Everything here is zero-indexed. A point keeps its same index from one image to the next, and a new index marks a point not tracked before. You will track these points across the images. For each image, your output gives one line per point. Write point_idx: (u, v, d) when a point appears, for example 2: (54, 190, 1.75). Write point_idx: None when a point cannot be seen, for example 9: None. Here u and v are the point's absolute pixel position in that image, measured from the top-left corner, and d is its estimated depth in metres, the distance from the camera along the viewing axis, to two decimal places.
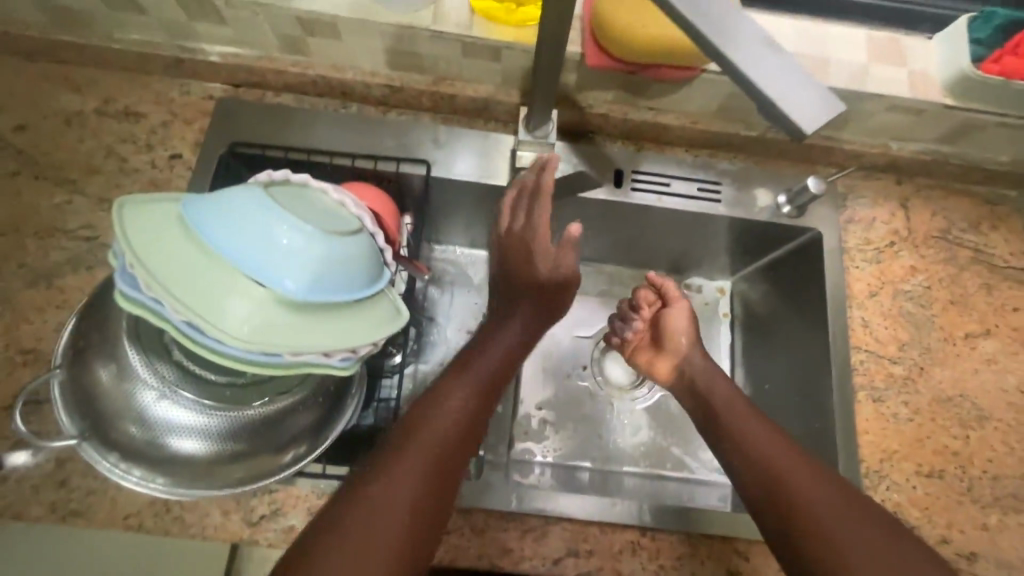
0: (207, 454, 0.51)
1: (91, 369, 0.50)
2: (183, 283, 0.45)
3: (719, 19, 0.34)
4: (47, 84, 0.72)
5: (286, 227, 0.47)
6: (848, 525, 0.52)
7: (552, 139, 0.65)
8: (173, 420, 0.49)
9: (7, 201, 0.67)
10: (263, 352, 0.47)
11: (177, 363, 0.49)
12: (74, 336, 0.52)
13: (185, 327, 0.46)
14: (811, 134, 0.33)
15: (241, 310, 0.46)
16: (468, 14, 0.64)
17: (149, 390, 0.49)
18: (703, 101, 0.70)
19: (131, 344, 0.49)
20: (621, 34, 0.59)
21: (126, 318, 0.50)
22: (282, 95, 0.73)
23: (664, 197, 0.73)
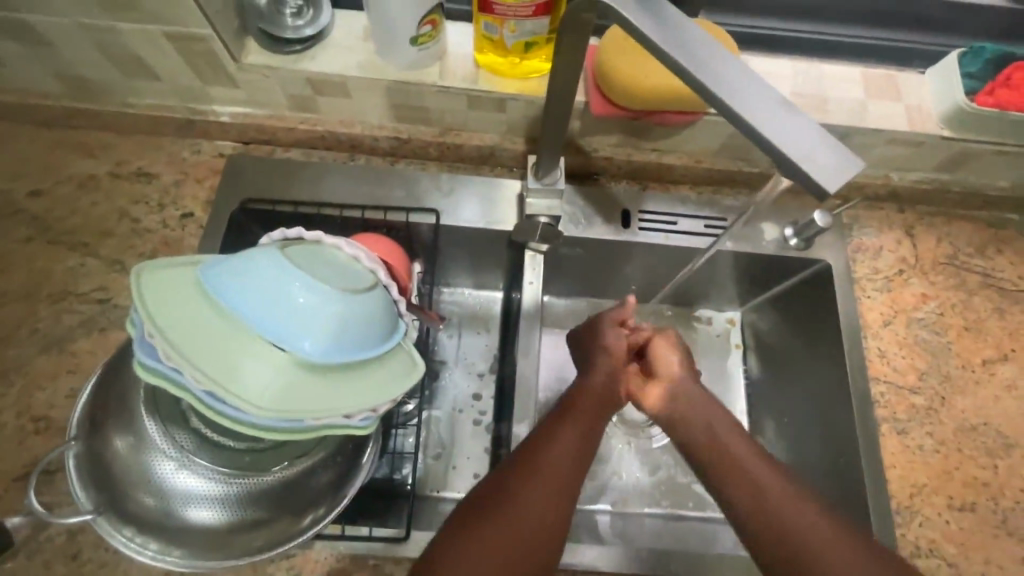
0: (227, 523, 0.49)
1: (107, 439, 0.49)
2: (203, 352, 0.45)
3: (736, 86, 0.37)
4: (61, 149, 0.73)
5: (302, 287, 0.47)
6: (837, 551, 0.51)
7: (561, 186, 0.66)
8: (191, 489, 0.48)
9: (20, 267, 0.67)
10: (286, 418, 0.46)
11: (194, 431, 0.49)
12: (90, 405, 0.52)
13: (206, 395, 0.45)
14: (832, 191, 0.35)
15: (261, 376, 0.45)
16: (473, 68, 0.65)
17: (167, 460, 0.48)
18: (706, 142, 0.72)
19: (150, 414, 0.49)
20: (626, 87, 0.60)
21: (144, 386, 0.50)
22: (291, 151, 0.74)
23: (672, 235, 0.74)
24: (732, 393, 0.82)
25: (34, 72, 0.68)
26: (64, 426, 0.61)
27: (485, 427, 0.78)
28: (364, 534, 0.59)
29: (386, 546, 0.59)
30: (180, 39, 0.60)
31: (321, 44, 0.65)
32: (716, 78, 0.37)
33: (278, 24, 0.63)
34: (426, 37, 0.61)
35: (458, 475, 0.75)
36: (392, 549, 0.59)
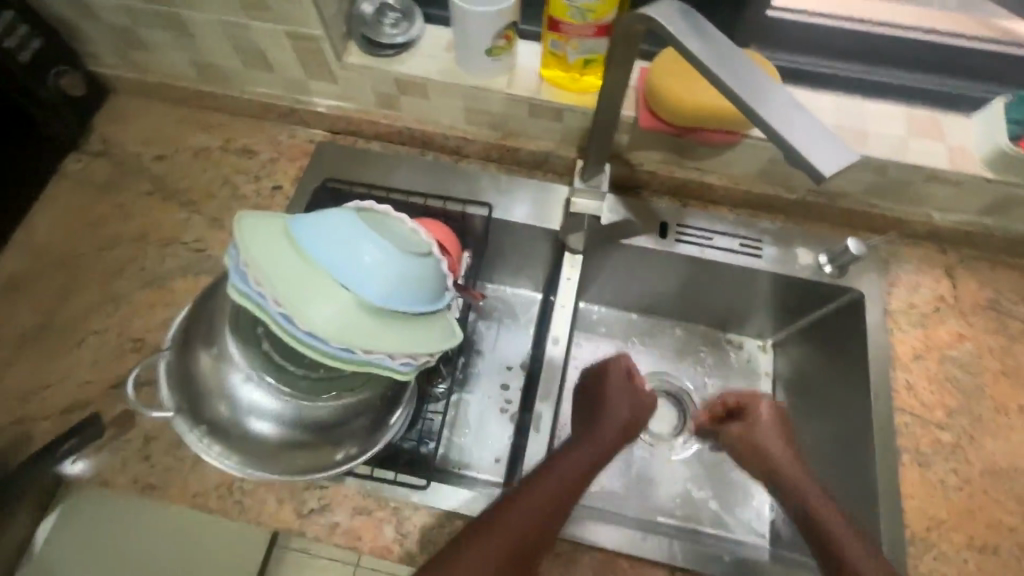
0: (277, 438, 0.57)
1: (195, 349, 0.58)
2: (284, 280, 0.54)
3: (757, 88, 0.43)
4: (186, 125, 0.87)
5: (369, 243, 0.55)
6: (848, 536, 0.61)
7: (604, 189, 0.71)
8: (253, 402, 0.56)
9: (140, 215, 0.80)
10: (339, 346, 0.53)
11: (264, 351, 0.57)
12: (186, 322, 0.61)
13: (280, 318, 0.53)
14: (829, 177, 0.40)
15: (327, 309, 0.53)
16: (538, 81, 0.73)
17: (239, 372, 0.56)
18: (747, 165, 0.76)
19: (230, 332, 0.57)
20: (671, 104, 0.67)
21: (227, 310, 0.59)
22: (371, 143, 0.85)
23: (707, 249, 0.79)
24: None
25: (175, 60, 0.81)
26: (154, 349, 0.71)
27: (510, 417, 0.82)
28: (389, 478, 0.65)
29: (410, 493, 0.64)
30: (297, 38, 0.72)
31: (410, 51, 0.75)
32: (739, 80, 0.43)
33: (378, 31, 0.74)
34: (500, 49, 0.70)
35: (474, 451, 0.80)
36: (414, 495, 0.64)
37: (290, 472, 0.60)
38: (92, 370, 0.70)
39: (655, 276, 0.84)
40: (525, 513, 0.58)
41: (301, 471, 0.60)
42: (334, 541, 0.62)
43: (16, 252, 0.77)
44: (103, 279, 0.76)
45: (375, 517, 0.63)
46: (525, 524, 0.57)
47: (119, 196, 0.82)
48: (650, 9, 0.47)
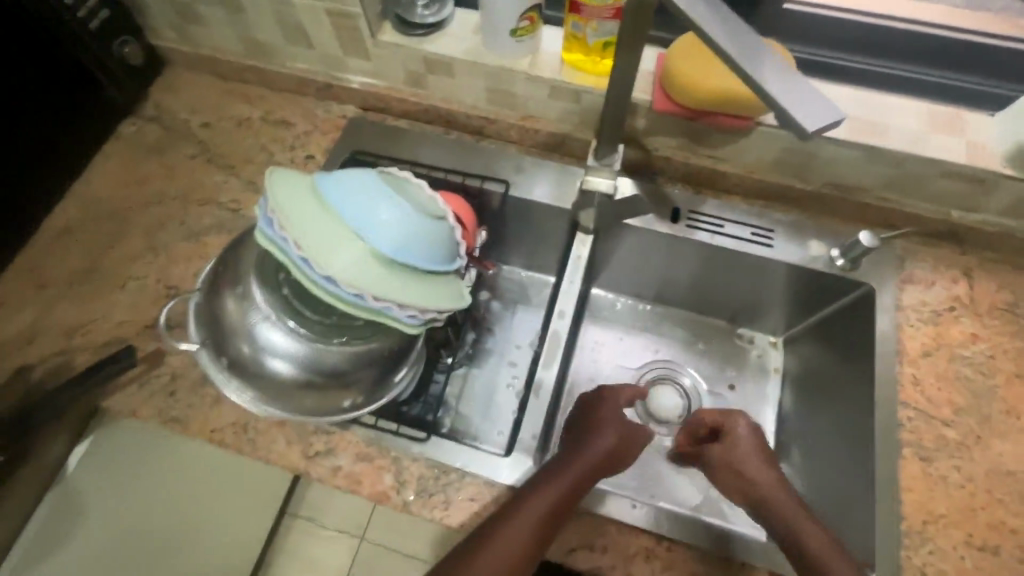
0: (290, 377, 0.61)
1: (223, 290, 0.63)
2: (307, 227, 0.58)
3: (748, 48, 0.43)
4: (231, 97, 0.93)
5: (386, 202, 0.60)
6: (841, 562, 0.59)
7: (617, 167, 0.72)
8: (270, 341, 0.60)
9: (183, 175, 0.87)
10: (351, 291, 0.57)
11: (284, 296, 0.61)
12: (216, 268, 0.66)
13: (299, 263, 0.57)
14: (816, 136, 0.39)
15: (343, 256, 0.57)
16: (559, 64, 0.76)
17: (260, 314, 0.60)
18: (762, 154, 0.77)
19: (254, 275, 0.62)
20: (685, 88, 0.68)
21: (254, 256, 0.63)
22: (400, 120, 0.90)
23: (718, 236, 0.80)
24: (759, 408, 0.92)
25: (225, 35, 0.88)
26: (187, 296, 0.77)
27: (516, 392, 0.84)
28: (393, 428, 0.68)
29: (408, 444, 0.67)
30: (337, 15, 0.77)
31: (441, 32, 0.79)
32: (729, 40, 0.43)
33: (411, 11, 0.78)
34: (524, 30, 0.73)
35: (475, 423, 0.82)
36: (411, 446, 0.67)
37: (302, 413, 0.64)
38: (130, 312, 0.76)
39: (668, 261, 0.86)
40: (517, 528, 0.56)
41: (310, 413, 0.64)
42: (336, 483, 0.66)
43: (72, 202, 0.85)
44: (146, 231, 0.82)
45: (375, 464, 0.66)
46: (516, 542, 0.55)
47: (166, 158, 0.88)
48: None
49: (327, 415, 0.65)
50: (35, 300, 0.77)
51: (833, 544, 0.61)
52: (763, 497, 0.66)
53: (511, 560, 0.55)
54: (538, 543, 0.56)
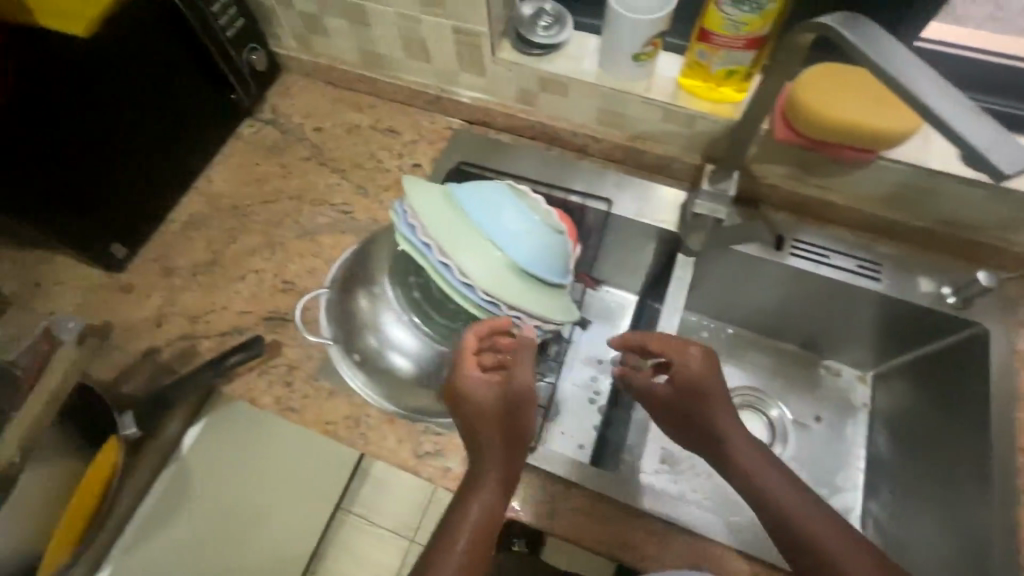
0: (413, 375, 0.68)
1: (356, 289, 0.70)
2: (446, 233, 0.60)
3: (935, 91, 0.45)
4: (342, 104, 0.98)
5: (513, 210, 0.62)
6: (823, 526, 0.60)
7: (732, 193, 0.74)
8: (397, 338, 0.67)
9: (298, 176, 0.91)
10: (484, 296, 0.59)
11: (413, 297, 0.67)
12: (347, 268, 0.74)
13: (438, 266, 0.60)
14: (1009, 176, 0.41)
15: (481, 262, 0.60)
16: (675, 88, 0.78)
17: (390, 312, 0.67)
18: (875, 187, 0.76)
19: (387, 278, 0.68)
20: (813, 118, 0.69)
21: (386, 261, 0.69)
22: (502, 134, 0.93)
23: (823, 266, 0.80)
24: (847, 444, 0.91)
25: (346, 46, 0.92)
26: (301, 291, 0.81)
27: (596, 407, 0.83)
28: (499, 436, 0.71)
29: None
30: (463, 33, 0.80)
31: (558, 52, 0.82)
32: (912, 82, 0.45)
33: (531, 31, 0.81)
34: (647, 55, 0.75)
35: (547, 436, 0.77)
36: None
37: (417, 410, 0.70)
38: (250, 302, 0.81)
39: (766, 289, 0.87)
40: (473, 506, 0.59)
41: (425, 410, 0.70)
42: (445, 484, 0.68)
43: (195, 197, 0.90)
44: (264, 227, 0.86)
45: None
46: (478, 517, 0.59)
47: (282, 159, 0.93)
48: (824, 18, 0.50)
49: (439, 413, 0.71)
50: (163, 287, 0.82)
51: (801, 494, 0.62)
52: (729, 454, 0.67)
53: (478, 529, 0.59)
54: (493, 511, 0.60)
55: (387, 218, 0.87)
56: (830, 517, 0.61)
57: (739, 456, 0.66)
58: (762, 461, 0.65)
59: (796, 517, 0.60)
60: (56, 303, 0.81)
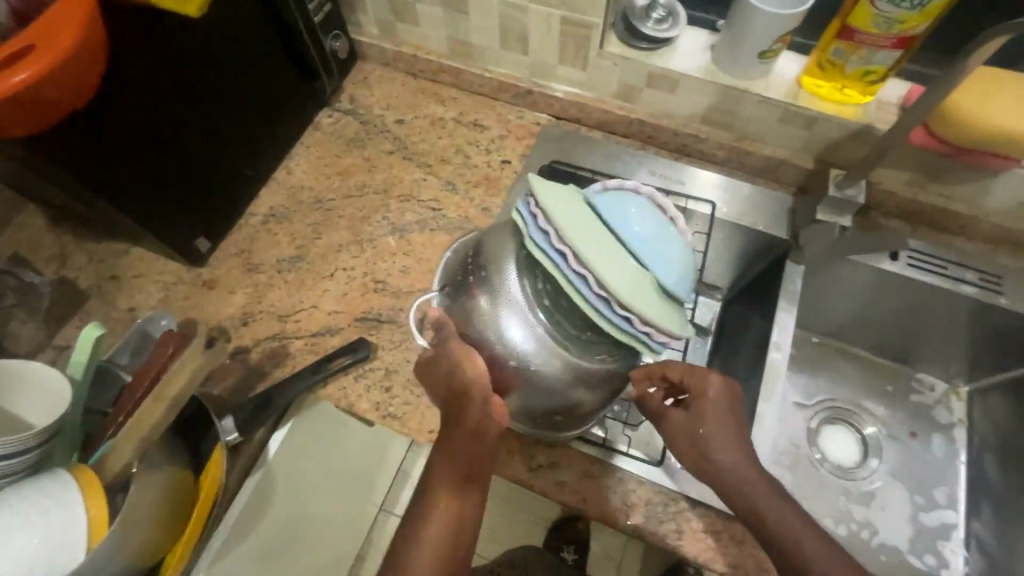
0: (539, 391, 0.59)
1: (475, 285, 0.59)
2: (581, 233, 0.52)
3: None
4: (423, 95, 0.94)
5: (635, 207, 0.56)
6: (826, 560, 0.54)
7: (861, 200, 0.71)
8: (513, 352, 0.56)
9: (383, 171, 0.87)
10: (617, 310, 0.52)
11: (540, 299, 0.57)
12: (461, 261, 0.64)
13: (574, 276, 0.52)
14: None
15: (621, 274, 0.52)
16: (796, 88, 0.74)
17: (510, 313, 0.57)
18: (1003, 197, 0.73)
19: (503, 282, 0.58)
20: (954, 123, 0.66)
21: (507, 258, 0.58)
22: (593, 131, 0.89)
23: (942, 278, 0.77)
24: (946, 460, 0.89)
25: (435, 34, 0.88)
26: (396, 292, 0.78)
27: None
28: (623, 449, 0.67)
29: (641, 465, 0.66)
30: (572, 24, 0.76)
31: (669, 47, 0.78)
32: None
33: (642, 22, 0.77)
34: (773, 53, 0.71)
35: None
36: (646, 470, 0.66)
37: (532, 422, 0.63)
38: (342, 302, 0.77)
39: (872, 301, 0.84)
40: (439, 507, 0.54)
41: (538, 423, 0.63)
42: (560, 498, 0.65)
43: (275, 188, 0.86)
44: (351, 223, 0.83)
45: (600, 483, 0.65)
46: (449, 522, 0.54)
47: (365, 151, 0.89)
48: None
49: (554, 426, 0.64)
50: (247, 283, 0.79)
51: (803, 522, 0.57)
52: (727, 481, 0.59)
53: (443, 535, 0.54)
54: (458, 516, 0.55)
55: (478, 216, 0.84)
56: (829, 549, 0.55)
57: (740, 484, 0.58)
58: (769, 495, 0.58)
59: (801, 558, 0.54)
60: (137, 298, 0.78)
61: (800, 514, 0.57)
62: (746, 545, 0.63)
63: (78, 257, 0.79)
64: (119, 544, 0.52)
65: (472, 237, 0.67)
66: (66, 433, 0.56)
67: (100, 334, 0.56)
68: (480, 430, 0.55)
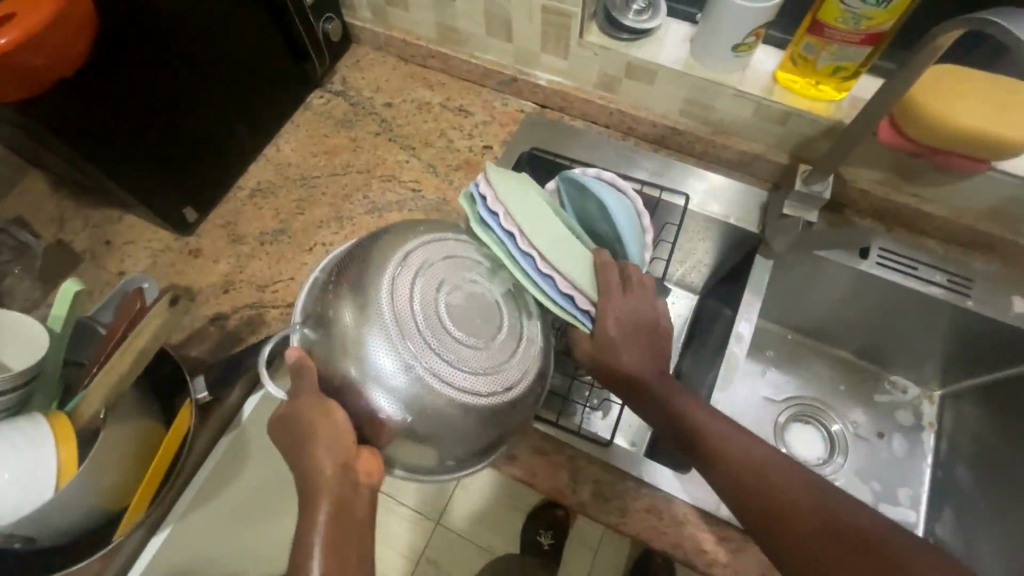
0: (428, 429, 0.52)
1: (340, 314, 0.53)
2: (526, 212, 0.57)
3: None
4: (412, 80, 0.96)
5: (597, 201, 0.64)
6: (756, 454, 0.56)
7: (825, 196, 0.72)
8: (408, 369, 0.51)
9: (368, 152, 0.90)
10: (553, 280, 0.56)
11: (421, 330, 0.52)
12: (326, 286, 0.57)
13: (515, 253, 0.56)
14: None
15: (562, 250, 0.57)
16: (770, 82, 0.75)
17: (386, 344, 0.51)
18: (974, 199, 0.74)
19: (386, 302, 0.52)
20: (920, 122, 0.66)
21: (385, 281, 0.53)
22: (575, 121, 0.91)
23: (910, 278, 0.77)
24: (911, 460, 0.89)
25: (424, 19, 0.90)
26: None
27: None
28: (573, 428, 0.70)
29: (589, 445, 0.68)
30: (553, 12, 0.77)
31: (648, 38, 0.79)
32: None
33: (623, 14, 0.78)
34: (747, 46, 0.72)
35: (601, 424, 0.76)
36: (593, 448, 0.68)
37: (425, 468, 0.56)
38: (320, 275, 0.81)
39: (844, 298, 0.84)
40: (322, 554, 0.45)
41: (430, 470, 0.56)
42: (512, 472, 0.68)
43: (263, 164, 0.89)
44: (333, 200, 0.86)
45: (550, 459, 0.68)
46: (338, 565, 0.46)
47: (352, 132, 0.92)
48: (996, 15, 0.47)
49: (450, 470, 0.57)
50: (230, 253, 0.82)
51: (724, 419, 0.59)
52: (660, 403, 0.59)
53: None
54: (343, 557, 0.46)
55: (456, 199, 0.86)
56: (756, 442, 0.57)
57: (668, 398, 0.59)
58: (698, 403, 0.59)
59: (745, 457, 0.55)
60: (126, 262, 0.82)
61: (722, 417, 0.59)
62: (688, 525, 0.65)
63: (74, 221, 0.83)
64: (89, 483, 0.56)
65: (341, 255, 0.59)
66: (46, 378, 0.60)
67: (80, 289, 0.59)
68: (344, 507, 0.48)
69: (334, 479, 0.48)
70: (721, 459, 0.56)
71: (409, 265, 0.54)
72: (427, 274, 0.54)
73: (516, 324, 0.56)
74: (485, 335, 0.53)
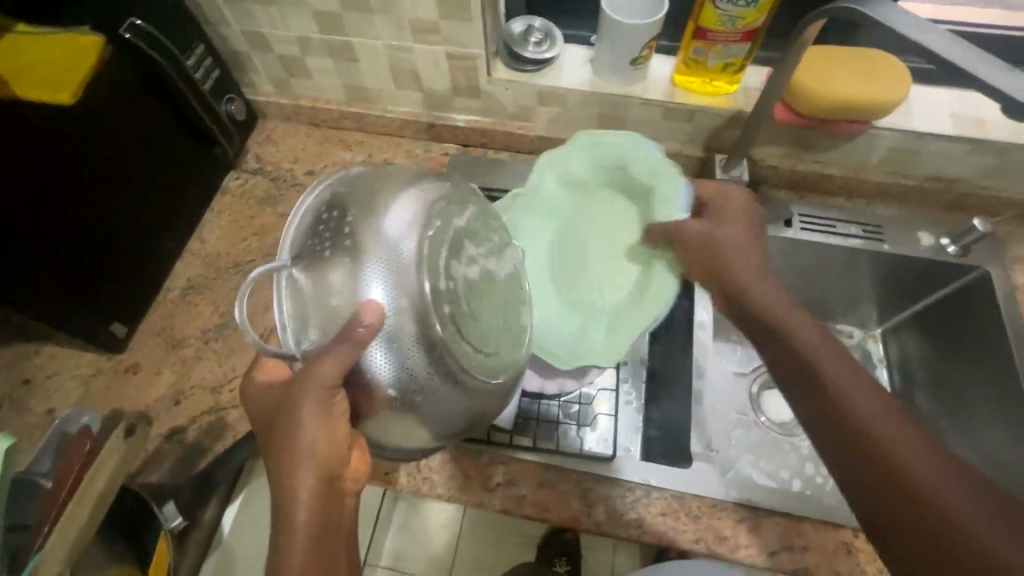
0: (429, 413, 0.48)
1: (354, 257, 0.45)
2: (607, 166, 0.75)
3: (963, 55, 0.48)
4: (329, 144, 0.95)
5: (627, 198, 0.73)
6: (872, 413, 0.49)
7: (745, 178, 0.79)
8: (432, 340, 0.46)
9: None
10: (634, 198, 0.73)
11: (444, 299, 0.47)
12: (324, 213, 0.47)
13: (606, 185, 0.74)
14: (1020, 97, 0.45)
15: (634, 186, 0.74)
16: (670, 86, 0.81)
17: (408, 300, 0.45)
18: (868, 156, 0.83)
19: (416, 256, 0.46)
20: (807, 99, 0.74)
21: (418, 231, 0.47)
22: (500, 153, 0.93)
23: (832, 236, 0.85)
24: None
25: (330, 84, 0.89)
26: None
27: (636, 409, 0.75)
28: (575, 450, 0.70)
29: (595, 465, 0.69)
30: (457, 57, 0.79)
31: (551, 66, 0.83)
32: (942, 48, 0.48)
33: (523, 47, 0.81)
34: (643, 59, 0.77)
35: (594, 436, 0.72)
36: (594, 467, 0.69)
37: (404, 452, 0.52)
38: None
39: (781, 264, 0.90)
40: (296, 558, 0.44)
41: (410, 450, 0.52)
42: (524, 512, 0.67)
43: (191, 260, 0.85)
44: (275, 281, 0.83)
45: (558, 489, 0.68)
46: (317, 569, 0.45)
47: (279, 208, 0.89)
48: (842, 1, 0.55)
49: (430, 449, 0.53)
50: (173, 361, 0.76)
51: (853, 368, 0.52)
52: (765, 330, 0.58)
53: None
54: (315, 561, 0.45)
55: None
56: (881, 402, 0.50)
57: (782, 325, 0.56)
58: (825, 344, 0.54)
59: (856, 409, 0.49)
60: (54, 398, 0.74)
61: (853, 365, 0.52)
62: (702, 517, 0.67)
63: None
64: None
65: (342, 180, 0.50)
66: None
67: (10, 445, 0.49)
68: (331, 522, 0.47)
69: (319, 489, 0.46)
70: (825, 408, 0.51)
71: (438, 219, 0.49)
72: (451, 238, 0.50)
73: (511, 311, 0.55)
74: (488, 316, 0.52)
